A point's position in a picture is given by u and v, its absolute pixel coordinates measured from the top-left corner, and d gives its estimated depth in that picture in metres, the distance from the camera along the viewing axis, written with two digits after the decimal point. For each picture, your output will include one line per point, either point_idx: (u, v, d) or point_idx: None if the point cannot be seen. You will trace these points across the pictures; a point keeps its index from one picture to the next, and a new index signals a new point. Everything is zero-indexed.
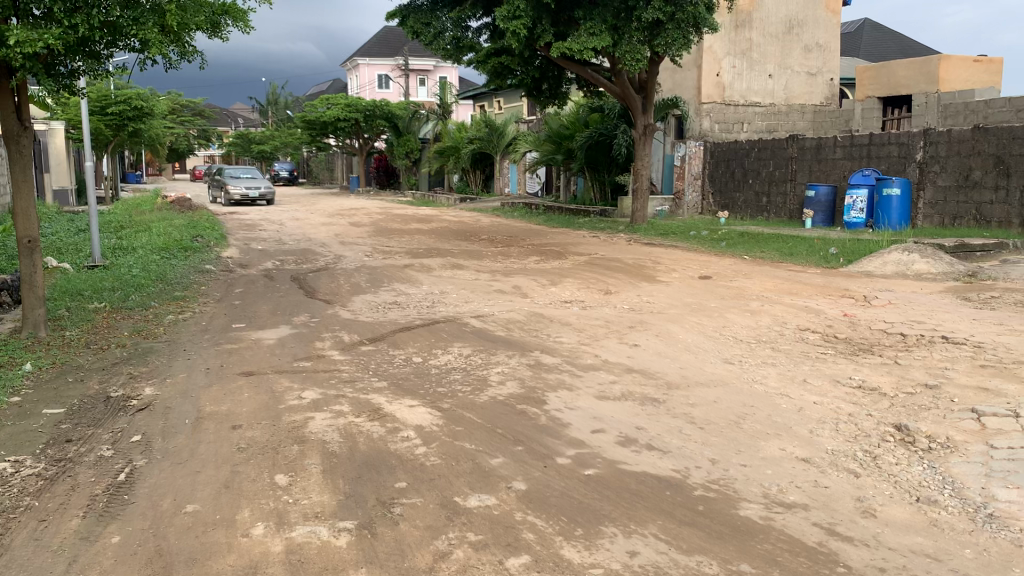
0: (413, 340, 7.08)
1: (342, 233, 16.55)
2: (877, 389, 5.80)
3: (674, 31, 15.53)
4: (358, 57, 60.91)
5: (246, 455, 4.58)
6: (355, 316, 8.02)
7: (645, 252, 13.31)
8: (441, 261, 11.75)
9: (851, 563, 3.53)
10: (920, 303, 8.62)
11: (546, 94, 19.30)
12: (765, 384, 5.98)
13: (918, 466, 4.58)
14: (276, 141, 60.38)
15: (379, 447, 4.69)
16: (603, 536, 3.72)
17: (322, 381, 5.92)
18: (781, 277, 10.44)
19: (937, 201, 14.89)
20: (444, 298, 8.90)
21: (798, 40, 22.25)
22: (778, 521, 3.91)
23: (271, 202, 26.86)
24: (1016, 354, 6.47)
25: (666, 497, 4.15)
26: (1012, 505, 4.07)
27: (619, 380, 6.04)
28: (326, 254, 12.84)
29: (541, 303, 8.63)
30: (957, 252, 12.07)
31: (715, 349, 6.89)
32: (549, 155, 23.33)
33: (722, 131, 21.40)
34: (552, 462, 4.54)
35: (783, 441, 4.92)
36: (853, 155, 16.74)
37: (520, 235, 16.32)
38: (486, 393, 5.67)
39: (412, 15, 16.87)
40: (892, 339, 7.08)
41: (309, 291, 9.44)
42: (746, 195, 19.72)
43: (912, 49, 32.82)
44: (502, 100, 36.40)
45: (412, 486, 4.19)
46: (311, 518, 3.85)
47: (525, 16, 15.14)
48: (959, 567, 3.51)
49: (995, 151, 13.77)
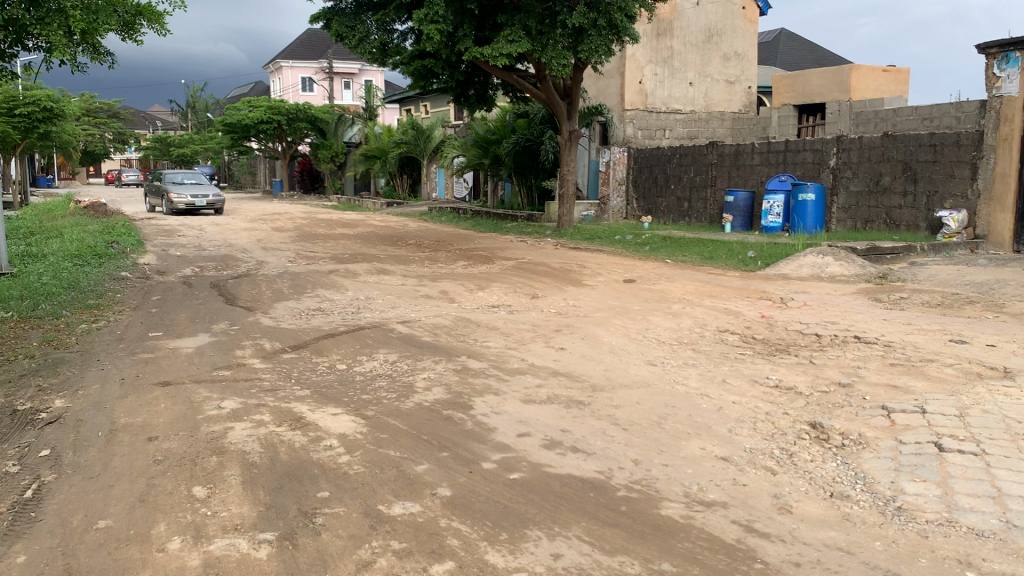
0: (336, 347, 6.99)
1: (266, 239, 16.25)
2: (793, 388, 5.98)
3: (597, 39, 15.74)
4: (281, 60, 60.02)
5: (162, 468, 4.45)
6: (277, 323, 7.87)
7: (570, 256, 13.44)
8: (367, 267, 11.64)
9: (768, 559, 3.63)
10: (833, 304, 8.91)
11: (472, 98, 19.27)
12: (686, 384, 6.10)
13: (832, 462, 4.73)
14: (196, 145, 58.92)
15: (302, 457, 4.61)
16: (528, 539, 3.73)
17: (241, 390, 5.79)
18: (702, 280, 10.66)
19: (849, 206, 15.46)
20: (369, 304, 8.82)
21: (717, 49, 22.80)
22: (697, 519, 3.99)
23: (220, 211, 25.55)
24: (923, 352, 6.76)
25: (590, 498, 4.20)
26: (919, 498, 4.24)
27: (545, 383, 6.07)
28: (249, 260, 12.60)
29: (469, 308, 8.63)
30: (869, 254, 12.46)
31: (639, 351, 7.01)
32: (476, 160, 23.23)
33: (645, 138, 21.65)
34: (478, 467, 4.54)
35: (703, 440, 5.02)
36: (770, 161, 17.20)
37: (449, 240, 16.30)
38: (412, 399, 5.63)
39: (336, 19, 16.78)
40: (807, 339, 7.30)
41: (229, 298, 9.24)
42: (668, 200, 20.08)
43: (825, 59, 34.05)
44: (428, 104, 36.40)
45: (334, 496, 4.13)
46: (230, 530, 3.76)
47: (443, 22, 15.17)
48: (870, 559, 3.64)
49: (903, 158, 14.33)
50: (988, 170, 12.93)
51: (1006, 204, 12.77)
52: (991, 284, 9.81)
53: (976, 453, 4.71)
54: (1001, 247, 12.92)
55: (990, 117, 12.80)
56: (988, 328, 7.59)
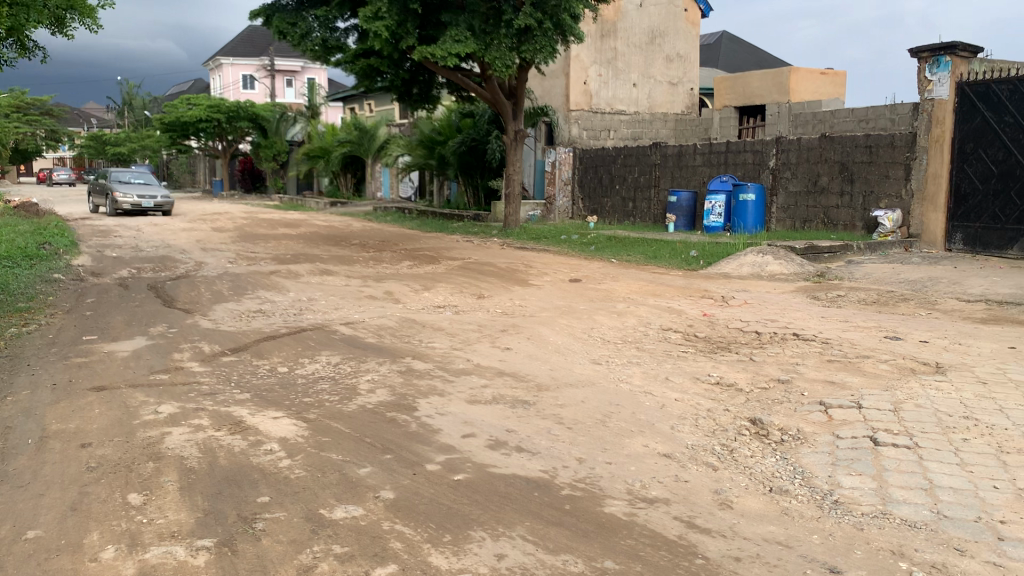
0: (278, 349, 6.88)
1: (206, 240, 15.92)
2: (734, 385, 6.07)
3: (542, 39, 15.82)
4: (221, 57, 58.97)
5: (96, 475, 4.32)
6: (217, 325, 7.72)
7: (516, 256, 13.46)
8: (310, 268, 11.47)
9: (709, 554, 3.67)
10: (773, 302, 9.06)
11: (416, 96, 19.15)
12: (630, 382, 6.16)
13: (771, 458, 4.82)
14: (133, 143, 57.51)
15: (241, 461, 4.52)
16: (472, 540, 3.72)
17: (179, 394, 5.66)
18: (646, 279, 10.77)
19: (788, 206, 15.81)
20: (312, 305, 8.70)
21: (661, 50, 23.08)
22: (640, 516, 4.02)
23: (167, 212, 24.69)
24: (859, 349, 6.93)
25: (534, 497, 4.20)
26: (855, 491, 4.34)
27: (490, 384, 6.05)
28: (188, 261, 12.36)
29: (414, 309, 8.58)
30: (807, 254, 12.68)
31: (584, 350, 7.04)
32: (422, 160, 23.37)
33: (590, 138, 21.81)
34: (422, 469, 4.50)
35: (646, 438, 5.07)
36: (712, 162, 17.45)
37: (393, 240, 16.15)
38: (355, 401, 5.57)
39: (277, 15, 16.52)
40: (748, 337, 7.43)
41: (167, 300, 9.03)
42: (613, 201, 20.24)
43: (765, 62, 34.74)
44: (373, 104, 36.18)
45: (275, 500, 4.06)
46: (167, 537, 3.67)
47: (388, 18, 15.09)
48: (808, 552, 3.70)
49: (840, 159, 14.73)
50: (921, 170, 13.27)
51: (939, 204, 13.02)
52: (924, 282, 10.13)
53: (910, 446, 4.84)
54: (933, 245, 13.14)
55: (922, 119, 13.12)
56: (922, 324, 7.81)
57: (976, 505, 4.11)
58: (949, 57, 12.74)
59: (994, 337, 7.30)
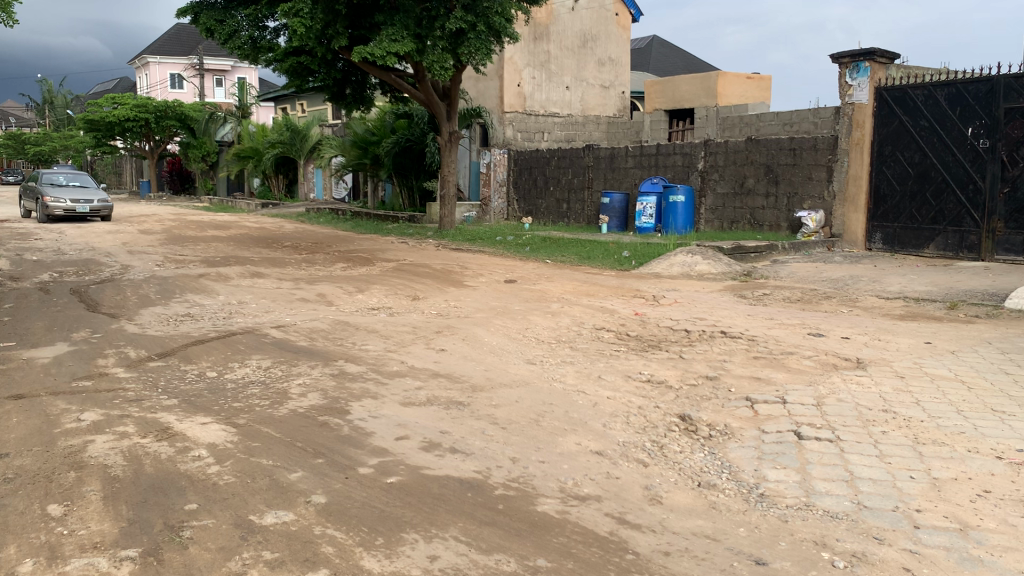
0: (206, 354, 6.75)
1: (130, 242, 15.50)
2: (664, 382, 6.19)
3: (475, 41, 15.87)
4: (147, 55, 57.55)
5: (13, 487, 4.18)
6: (143, 330, 7.53)
7: (451, 257, 13.45)
8: (241, 270, 11.27)
9: (639, 549, 3.74)
10: (702, 301, 9.24)
11: (349, 98, 18.96)
12: (563, 381, 6.23)
13: (699, 453, 4.94)
14: (55, 143, 55.67)
15: (168, 468, 4.43)
16: (404, 543, 3.72)
17: (103, 402, 5.51)
18: (580, 280, 10.88)
19: (716, 207, 16.19)
20: (243, 308, 8.56)
21: (593, 54, 23.31)
22: (572, 514, 4.08)
23: (107, 218, 23.26)
24: (784, 346, 7.11)
25: (467, 498, 4.22)
26: (780, 484, 4.47)
27: (424, 385, 6.05)
28: (113, 264, 12.02)
29: (348, 311, 8.52)
30: (734, 254, 12.91)
31: (519, 351, 7.08)
32: (356, 161, 23.13)
33: (524, 140, 21.93)
34: (354, 472, 4.48)
35: (579, 436, 5.13)
36: (643, 164, 17.73)
37: (326, 242, 15.95)
38: (287, 406, 5.50)
39: (205, 13, 16.25)
40: (677, 335, 7.56)
41: (91, 305, 8.77)
42: (547, 202, 20.40)
43: (695, 67, 35.48)
44: (305, 104, 35.78)
45: (203, 507, 3.99)
46: (89, 549, 3.58)
47: (311, 19, 14.88)
48: (735, 545, 3.80)
49: (766, 161, 15.10)
50: (842, 172, 13.67)
51: (859, 204, 13.46)
52: (846, 280, 10.46)
53: (832, 439, 5.01)
54: (855, 245, 13.58)
55: (843, 123, 13.54)
56: (844, 322, 8.05)
57: (893, 495, 4.28)
58: (867, 62, 13.18)
59: (911, 332, 7.58)
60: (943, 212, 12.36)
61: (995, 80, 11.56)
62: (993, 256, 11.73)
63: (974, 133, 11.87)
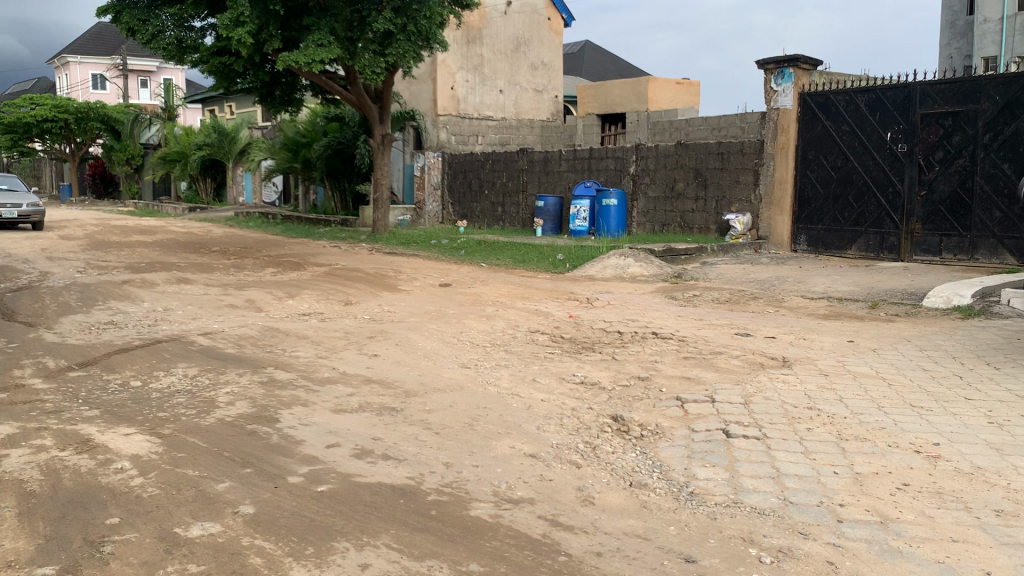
0: (130, 362, 6.56)
1: (50, 248, 14.95)
2: (597, 383, 6.25)
3: (406, 43, 15.85)
4: (67, 55, 55.75)
5: None
6: (62, 339, 7.28)
7: (384, 261, 13.37)
8: (166, 276, 11.00)
9: (571, 551, 3.76)
10: (634, 303, 9.37)
11: (279, 99, 18.65)
12: (498, 385, 6.23)
13: (631, 453, 5.00)
14: None
15: (88, 482, 4.29)
16: (335, 552, 3.67)
17: (19, 414, 5.31)
18: (515, 283, 10.92)
19: (648, 210, 16.43)
20: (168, 315, 8.35)
21: (525, 58, 23.40)
22: (505, 517, 4.08)
23: (39, 226, 22.01)
24: (713, 345, 7.26)
25: (400, 505, 4.19)
26: (709, 483, 4.55)
27: (356, 392, 5.98)
28: (30, 271, 11.60)
29: (278, 317, 8.38)
30: (665, 256, 13.13)
31: (453, 355, 7.07)
32: (286, 164, 22.78)
33: (458, 143, 21.88)
34: (284, 482, 4.40)
35: (513, 439, 5.14)
36: (576, 168, 17.89)
37: (256, 247, 15.67)
38: (214, 415, 5.39)
39: (126, 11, 15.77)
40: (611, 337, 7.65)
41: (6, 313, 8.43)
42: (483, 205, 20.45)
43: (626, 72, 36.00)
44: (233, 104, 35.14)
45: (126, 521, 3.88)
46: (2, 568, 3.44)
47: (250, 23, 14.62)
48: (665, 543, 3.86)
49: (695, 165, 15.39)
50: (768, 176, 13.99)
51: (784, 207, 13.78)
52: (772, 280, 10.75)
53: (759, 437, 5.12)
54: (780, 246, 13.91)
55: (769, 127, 13.87)
56: (770, 322, 8.25)
57: (817, 490, 4.39)
58: (792, 69, 13.51)
59: (834, 331, 7.82)
60: (865, 214, 12.76)
61: (912, 87, 12.02)
62: (912, 257, 12.18)
63: (893, 138, 12.29)
